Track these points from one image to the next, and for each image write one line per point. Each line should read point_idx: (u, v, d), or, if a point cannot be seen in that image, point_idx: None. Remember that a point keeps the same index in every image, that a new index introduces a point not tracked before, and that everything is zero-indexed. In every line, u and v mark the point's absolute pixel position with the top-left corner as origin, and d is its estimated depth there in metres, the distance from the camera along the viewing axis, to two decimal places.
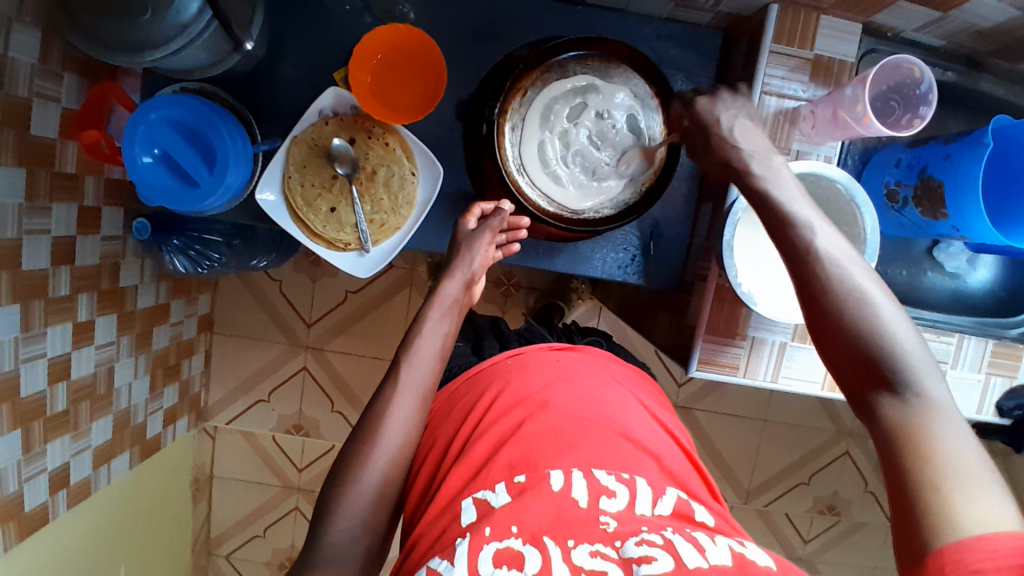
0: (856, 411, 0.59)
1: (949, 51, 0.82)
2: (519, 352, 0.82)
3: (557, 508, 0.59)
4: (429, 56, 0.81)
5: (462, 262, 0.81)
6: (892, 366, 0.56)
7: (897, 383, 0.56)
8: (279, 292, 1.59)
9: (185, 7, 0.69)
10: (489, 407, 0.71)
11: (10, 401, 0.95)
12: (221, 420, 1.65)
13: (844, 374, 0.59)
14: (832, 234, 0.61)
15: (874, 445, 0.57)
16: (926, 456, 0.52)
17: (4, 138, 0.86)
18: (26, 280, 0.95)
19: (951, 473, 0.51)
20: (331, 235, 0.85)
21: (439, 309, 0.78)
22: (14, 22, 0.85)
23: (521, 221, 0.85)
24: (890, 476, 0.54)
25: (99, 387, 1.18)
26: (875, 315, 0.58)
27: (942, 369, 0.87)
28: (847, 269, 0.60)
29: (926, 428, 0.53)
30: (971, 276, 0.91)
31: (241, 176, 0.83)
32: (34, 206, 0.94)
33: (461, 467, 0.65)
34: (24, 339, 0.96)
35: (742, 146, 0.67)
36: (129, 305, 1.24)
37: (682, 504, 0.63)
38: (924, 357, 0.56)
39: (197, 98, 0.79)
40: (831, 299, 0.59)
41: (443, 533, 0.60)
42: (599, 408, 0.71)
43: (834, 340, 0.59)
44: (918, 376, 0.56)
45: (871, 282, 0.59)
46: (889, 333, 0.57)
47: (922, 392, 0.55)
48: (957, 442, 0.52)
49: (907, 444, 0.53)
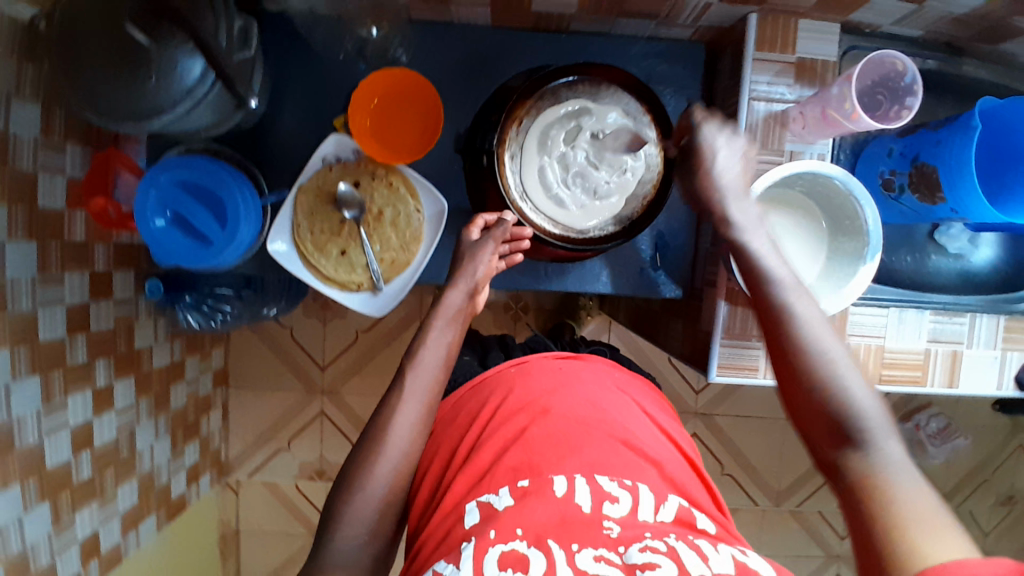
0: (821, 468, 0.61)
1: (927, 41, 0.84)
2: (524, 360, 0.82)
3: (561, 513, 0.61)
4: (426, 95, 0.84)
5: (466, 271, 0.82)
6: (853, 420, 0.59)
7: (859, 438, 0.59)
8: (291, 338, 1.60)
9: (189, 71, 0.71)
10: (496, 412, 0.73)
11: (36, 475, 0.96)
12: (243, 473, 1.64)
13: (813, 429, 0.62)
14: (802, 295, 0.66)
15: (841, 500, 0.58)
16: (891, 504, 0.54)
17: (12, 213, 0.88)
18: (44, 351, 0.96)
19: (913, 520, 0.52)
20: (343, 278, 0.88)
21: (442, 318, 0.79)
22: (14, 98, 0.87)
23: (523, 231, 0.84)
24: (857, 529, 0.55)
25: (121, 451, 1.18)
26: (838, 372, 0.62)
27: (959, 350, 0.87)
28: (814, 327, 0.65)
29: (886, 478, 0.56)
30: (974, 255, 0.92)
31: (252, 232, 0.85)
32: (47, 278, 0.96)
33: (466, 472, 0.68)
34: (47, 411, 0.97)
35: (723, 180, 0.72)
36: (146, 366, 1.25)
37: (684, 511, 0.65)
38: (882, 416, 0.60)
39: (208, 160, 0.81)
40: (800, 354, 0.63)
41: (449, 534, 0.63)
42: (600, 414, 0.73)
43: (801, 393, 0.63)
44: (877, 432, 0.59)
45: (835, 343, 0.64)
46: (851, 390, 0.61)
47: (881, 448, 0.58)
48: (921, 494, 0.54)
49: (872, 493, 0.55)
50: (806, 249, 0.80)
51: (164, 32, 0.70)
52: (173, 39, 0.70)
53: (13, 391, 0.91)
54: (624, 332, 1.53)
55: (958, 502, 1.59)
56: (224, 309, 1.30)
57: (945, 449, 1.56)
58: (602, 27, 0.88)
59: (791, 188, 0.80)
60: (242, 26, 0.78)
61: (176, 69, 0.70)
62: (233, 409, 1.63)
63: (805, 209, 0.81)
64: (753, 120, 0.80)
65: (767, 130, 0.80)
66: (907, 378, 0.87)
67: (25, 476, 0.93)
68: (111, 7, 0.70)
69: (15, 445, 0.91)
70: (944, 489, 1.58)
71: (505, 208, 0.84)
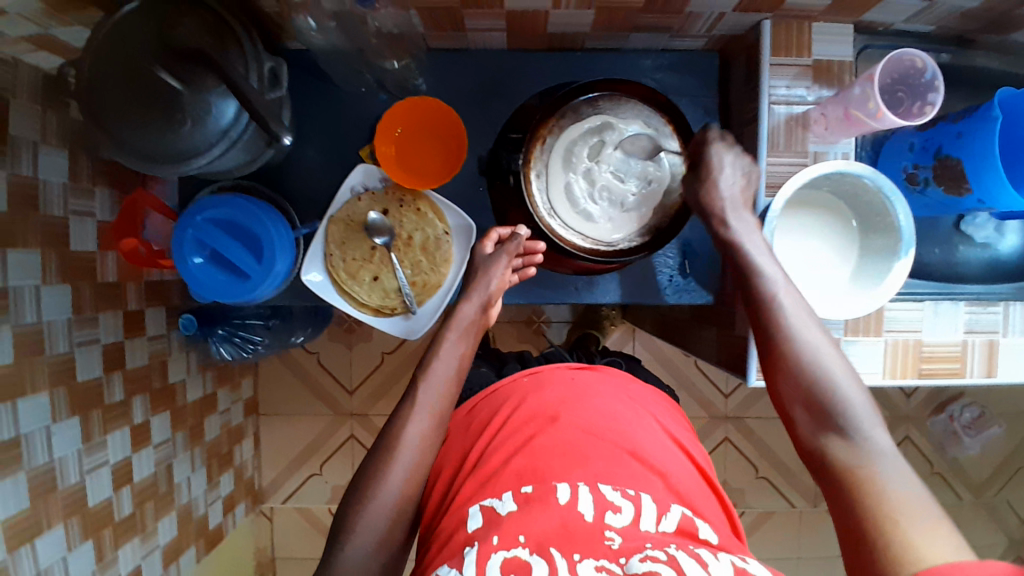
0: (810, 459, 0.66)
1: (939, 35, 0.85)
2: (537, 369, 0.84)
3: (563, 520, 0.61)
4: (449, 121, 0.86)
5: (480, 284, 0.84)
6: (839, 411, 0.64)
7: (845, 428, 0.63)
8: (318, 364, 1.62)
9: (223, 113, 0.74)
10: (506, 420, 0.75)
11: (79, 513, 0.97)
12: (277, 500, 1.65)
13: (801, 421, 0.66)
14: (792, 292, 0.71)
15: (829, 490, 0.62)
16: (875, 493, 0.57)
17: (45, 258, 0.90)
18: (82, 390, 0.98)
19: (898, 508, 0.55)
20: (377, 303, 0.90)
21: (455, 331, 0.81)
22: (41, 145, 0.90)
23: (536, 245, 0.88)
24: (842, 518, 0.59)
25: (160, 485, 1.20)
26: (825, 367, 0.66)
27: (995, 340, 0.87)
28: (801, 324, 0.69)
29: (870, 468, 0.60)
30: (1002, 243, 0.90)
31: (286, 264, 0.87)
32: (83, 318, 0.98)
33: (475, 476, 0.69)
34: (87, 450, 0.99)
35: (724, 193, 0.78)
36: (180, 400, 1.27)
37: (686, 521, 0.64)
38: (868, 407, 0.64)
39: (245, 199, 0.84)
40: (788, 352, 0.68)
41: (451, 538, 0.64)
42: (611, 424, 0.73)
43: (791, 389, 0.67)
44: (863, 422, 0.63)
45: (822, 338, 0.68)
46: (838, 383, 0.65)
47: (867, 437, 0.62)
48: (905, 481, 0.58)
49: (857, 483, 0.59)
50: (834, 249, 0.81)
51: (196, 76, 0.72)
52: (206, 83, 0.72)
53: (54, 432, 0.92)
54: (648, 339, 1.53)
55: (995, 492, 1.57)
56: (256, 339, 1.31)
57: (979, 439, 1.54)
58: (615, 43, 0.89)
59: (817, 189, 0.81)
60: (271, 66, 0.78)
61: (210, 113, 0.73)
62: (264, 437, 1.65)
63: (833, 207, 0.81)
64: (773, 124, 0.81)
65: (789, 133, 0.81)
66: (945, 372, 0.87)
67: (68, 516, 0.95)
68: (142, 53, 0.71)
69: (57, 485, 0.93)
70: (981, 480, 1.56)
71: (521, 223, 0.87)
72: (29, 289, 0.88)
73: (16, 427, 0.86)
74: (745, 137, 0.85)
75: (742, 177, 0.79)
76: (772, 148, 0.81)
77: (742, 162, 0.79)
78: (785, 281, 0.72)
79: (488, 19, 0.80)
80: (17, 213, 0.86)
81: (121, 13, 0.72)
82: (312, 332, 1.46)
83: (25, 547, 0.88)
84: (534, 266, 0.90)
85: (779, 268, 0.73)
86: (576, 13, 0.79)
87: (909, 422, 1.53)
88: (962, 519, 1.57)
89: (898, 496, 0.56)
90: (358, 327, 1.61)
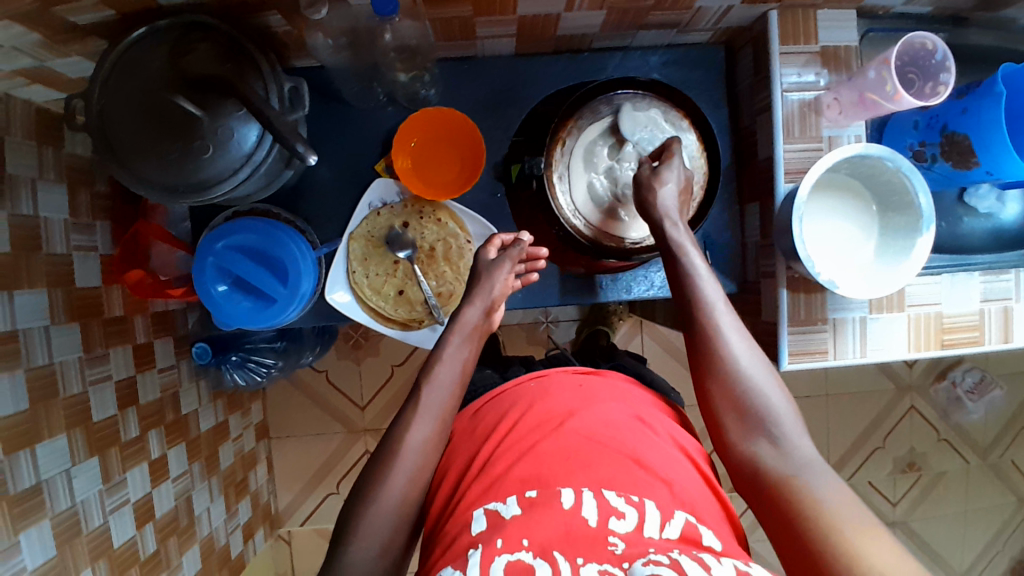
0: (735, 463, 0.70)
1: (936, 15, 0.87)
2: (543, 373, 0.82)
3: (567, 526, 0.60)
4: (467, 132, 0.86)
5: (482, 288, 0.83)
6: (769, 419, 0.68)
7: (774, 434, 0.67)
8: (327, 382, 1.60)
9: (245, 138, 0.73)
10: (513, 427, 0.73)
11: (105, 556, 0.94)
12: (294, 524, 1.62)
13: (730, 427, 0.70)
14: (722, 300, 0.75)
15: (760, 495, 0.66)
16: (813, 501, 0.61)
17: (52, 297, 0.87)
18: (99, 430, 0.95)
19: (836, 514, 0.60)
20: (404, 316, 0.92)
21: (459, 334, 0.81)
22: (39, 181, 0.87)
23: (538, 251, 0.90)
24: (782, 526, 0.62)
25: (181, 519, 1.16)
26: (753, 375, 0.70)
27: (1008, 306, 0.90)
28: (731, 332, 0.72)
29: (801, 476, 0.64)
30: (1004, 212, 0.90)
31: (312, 284, 0.86)
32: (94, 356, 0.94)
33: (478, 482, 0.68)
34: (108, 490, 0.95)
35: (662, 207, 0.78)
36: (194, 431, 1.23)
37: (691, 528, 0.62)
38: (791, 413, 0.69)
39: (264, 222, 0.84)
40: (722, 361, 0.71)
41: (455, 541, 0.62)
42: (615, 432, 0.70)
43: (722, 394, 0.71)
44: (790, 430, 0.68)
45: (748, 349, 0.72)
46: (765, 392, 0.69)
47: (794, 445, 0.67)
48: (836, 492, 0.62)
49: (793, 487, 0.63)
50: (859, 227, 0.83)
51: (215, 103, 0.72)
52: (225, 108, 0.72)
53: (74, 476, 0.89)
54: (655, 330, 1.54)
55: (999, 453, 1.62)
56: (268, 362, 1.32)
57: (982, 403, 1.59)
58: (621, 41, 0.90)
59: (837, 172, 0.83)
60: (292, 85, 0.77)
61: (233, 138, 0.72)
62: (276, 461, 1.62)
63: (855, 190, 0.83)
64: (787, 112, 0.82)
65: (802, 119, 0.83)
66: (965, 341, 0.89)
67: (95, 559, 0.92)
68: (156, 84, 0.71)
69: (82, 529, 0.90)
70: (986, 442, 1.61)
71: (523, 230, 0.89)
72: (39, 330, 0.85)
73: (36, 473, 0.83)
74: (758, 126, 0.87)
75: (681, 188, 0.80)
76: (786, 135, 0.82)
77: (681, 174, 0.80)
78: (720, 296, 0.75)
79: (499, 26, 0.80)
80: (21, 253, 0.83)
81: (128, 42, 0.71)
82: (320, 351, 1.46)
83: None
84: (537, 271, 0.91)
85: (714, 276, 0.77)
86: (587, 15, 0.79)
87: (913, 391, 1.58)
88: (969, 479, 1.61)
89: (833, 506, 0.61)
90: (365, 342, 1.60)
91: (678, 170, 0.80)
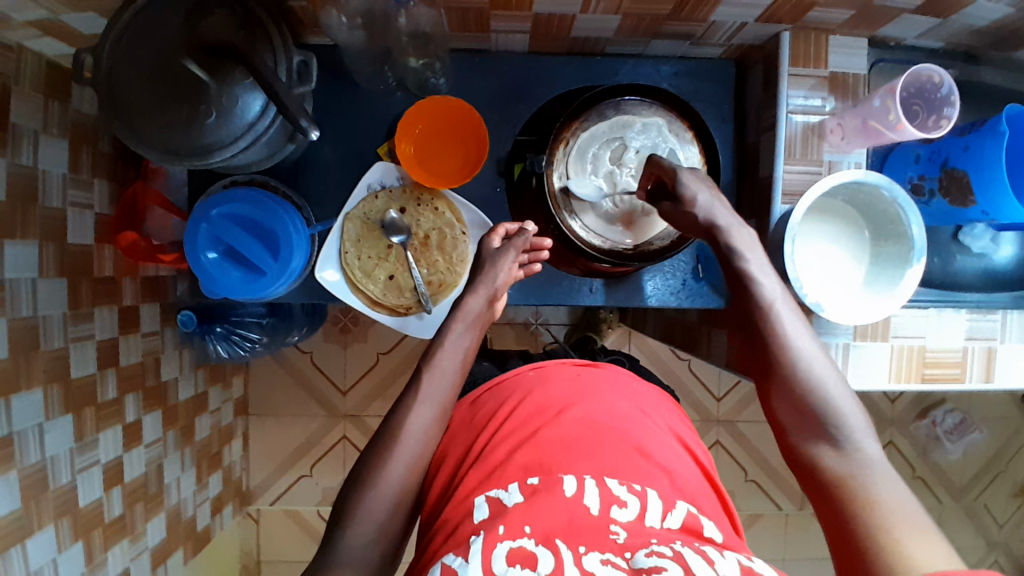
0: (796, 460, 0.70)
1: (948, 51, 0.88)
2: (541, 364, 0.81)
3: (569, 514, 0.60)
4: (471, 123, 0.88)
5: (486, 277, 0.85)
6: (830, 420, 0.68)
7: (836, 437, 0.68)
8: (312, 364, 1.60)
9: (248, 107, 0.73)
10: (511, 413, 0.72)
11: (69, 514, 0.93)
12: (264, 502, 1.61)
13: (788, 421, 0.72)
14: (789, 303, 0.75)
15: (818, 496, 0.66)
16: (867, 498, 0.61)
17: (44, 251, 0.87)
18: (77, 388, 0.94)
19: (891, 516, 0.59)
20: (392, 301, 0.92)
21: (461, 322, 0.82)
22: (41, 133, 0.86)
23: (542, 242, 0.89)
24: (834, 525, 0.62)
25: (151, 486, 1.15)
26: (818, 376, 0.71)
27: (993, 346, 0.90)
28: (789, 333, 0.73)
29: (861, 478, 0.64)
30: (998, 254, 0.92)
31: (303, 260, 0.87)
32: (79, 313, 0.93)
33: (478, 468, 0.67)
34: (79, 449, 0.95)
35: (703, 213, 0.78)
36: (172, 398, 1.22)
37: (691, 519, 0.62)
38: (860, 419, 0.68)
39: (262, 194, 0.84)
40: (781, 358, 0.73)
41: (457, 529, 0.61)
42: (618, 422, 0.70)
43: (782, 395, 0.72)
44: (855, 433, 0.67)
45: (813, 347, 0.73)
46: (828, 391, 0.70)
47: (858, 447, 0.66)
48: (892, 492, 0.61)
49: (849, 486, 0.63)
50: (851, 254, 0.84)
51: (224, 70, 0.72)
52: (234, 77, 0.72)
53: (47, 430, 0.88)
54: (644, 342, 1.54)
55: (974, 496, 1.62)
56: (252, 337, 1.31)
57: (961, 443, 1.60)
58: (635, 48, 0.90)
59: (833, 197, 0.84)
60: (301, 59, 0.77)
61: (236, 107, 0.72)
62: (253, 438, 1.61)
63: (847, 217, 0.84)
64: (791, 133, 0.83)
65: (806, 141, 0.84)
66: (946, 377, 0.89)
67: (58, 516, 0.91)
68: (167, 46, 0.71)
69: (50, 485, 0.89)
70: (962, 483, 1.61)
71: (527, 219, 0.89)
72: (27, 281, 0.84)
73: (9, 424, 0.82)
74: (761, 145, 0.87)
75: (712, 193, 0.79)
76: (788, 156, 0.83)
77: (706, 181, 0.80)
78: (784, 297, 0.75)
79: (515, 22, 0.81)
80: (16, 204, 0.82)
81: (144, 4, 0.72)
82: (307, 331, 1.47)
83: (15, 548, 0.84)
84: (540, 263, 0.90)
85: (780, 287, 0.76)
86: (603, 18, 0.79)
87: (894, 426, 1.58)
88: (941, 520, 1.61)
89: (891, 506, 0.60)
90: (354, 327, 1.59)
91: (703, 179, 0.80)
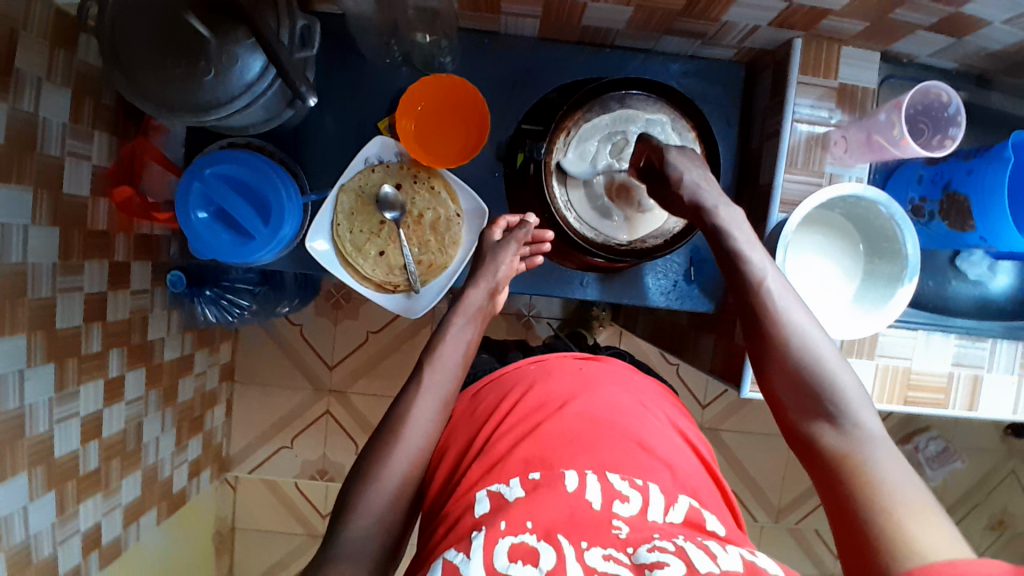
0: (794, 437, 0.68)
1: (960, 72, 0.87)
2: (542, 358, 0.81)
3: (570, 508, 0.59)
4: (474, 104, 0.86)
5: (487, 270, 0.85)
6: (826, 395, 0.65)
7: (835, 413, 0.65)
8: (301, 336, 1.59)
9: (248, 67, 0.72)
10: (513, 408, 0.72)
11: (43, 463, 0.93)
12: (243, 470, 1.61)
13: (784, 399, 0.68)
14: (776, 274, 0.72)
15: (819, 474, 0.64)
16: (870, 478, 0.59)
17: (37, 199, 0.86)
18: (61, 338, 0.94)
19: (896, 499, 0.57)
20: (380, 277, 0.92)
21: (462, 316, 0.82)
22: (45, 80, 0.85)
23: (544, 234, 0.89)
24: (838, 505, 0.60)
25: (129, 443, 1.15)
26: (818, 353, 0.67)
27: (979, 374, 0.89)
28: (786, 309, 0.70)
29: (862, 455, 0.61)
30: (993, 282, 0.91)
31: (294, 229, 0.86)
32: (68, 265, 0.93)
33: (480, 462, 0.67)
34: (59, 399, 0.94)
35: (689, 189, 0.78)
36: (157, 357, 1.22)
37: (694, 513, 0.62)
38: (858, 392, 0.65)
39: (255, 157, 0.83)
40: (776, 333, 0.69)
41: (457, 522, 0.60)
42: (618, 417, 0.70)
43: (778, 372, 0.69)
44: (853, 406, 0.65)
45: (807, 319, 0.70)
46: (826, 365, 0.66)
47: (856, 421, 0.64)
48: (895, 470, 0.59)
49: (850, 465, 0.61)
50: (844, 268, 0.83)
51: (225, 28, 0.71)
52: (234, 35, 0.71)
53: (27, 378, 0.88)
54: (634, 343, 1.54)
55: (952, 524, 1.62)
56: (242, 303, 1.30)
57: (943, 471, 1.59)
58: (646, 43, 0.90)
59: (831, 211, 0.83)
60: (305, 24, 0.77)
61: (236, 66, 0.72)
62: (237, 406, 1.61)
63: (845, 230, 0.84)
64: (794, 141, 0.82)
65: (809, 150, 0.83)
66: (930, 401, 0.89)
67: (33, 464, 0.91)
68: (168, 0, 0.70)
69: (26, 432, 0.89)
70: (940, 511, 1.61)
71: (529, 212, 0.89)
72: (19, 227, 0.83)
73: None
74: (764, 151, 0.87)
75: (701, 172, 0.79)
76: (789, 164, 0.83)
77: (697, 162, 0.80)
78: (775, 274, 0.73)
79: (526, 6, 0.80)
80: (15, 148, 0.81)
81: None
82: (298, 302, 1.47)
83: None
84: (542, 256, 0.90)
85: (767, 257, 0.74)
86: (614, 9, 0.78)
87: None
88: None
89: (893, 486, 0.58)
90: (345, 303, 1.59)
91: (695, 160, 0.80)
